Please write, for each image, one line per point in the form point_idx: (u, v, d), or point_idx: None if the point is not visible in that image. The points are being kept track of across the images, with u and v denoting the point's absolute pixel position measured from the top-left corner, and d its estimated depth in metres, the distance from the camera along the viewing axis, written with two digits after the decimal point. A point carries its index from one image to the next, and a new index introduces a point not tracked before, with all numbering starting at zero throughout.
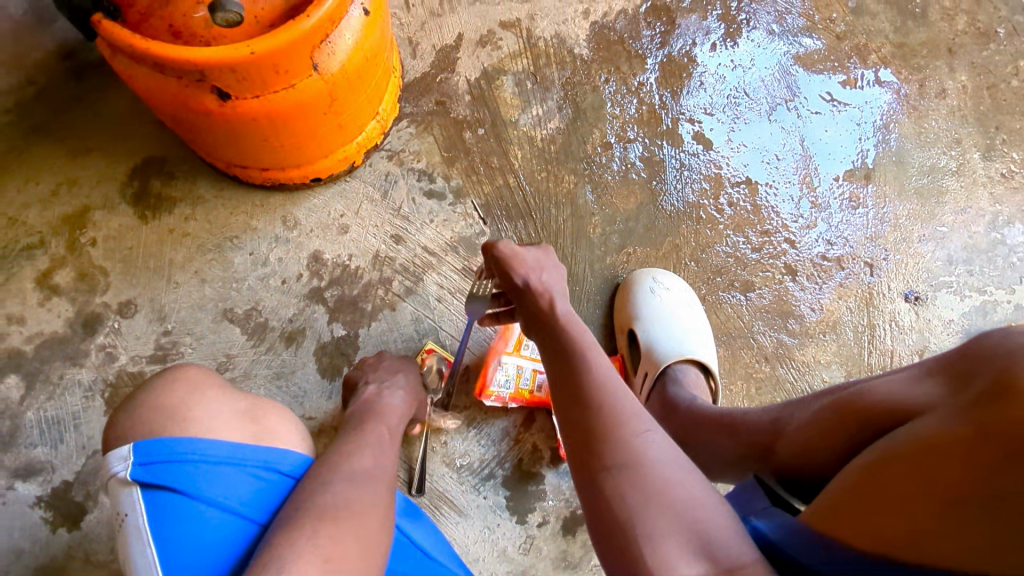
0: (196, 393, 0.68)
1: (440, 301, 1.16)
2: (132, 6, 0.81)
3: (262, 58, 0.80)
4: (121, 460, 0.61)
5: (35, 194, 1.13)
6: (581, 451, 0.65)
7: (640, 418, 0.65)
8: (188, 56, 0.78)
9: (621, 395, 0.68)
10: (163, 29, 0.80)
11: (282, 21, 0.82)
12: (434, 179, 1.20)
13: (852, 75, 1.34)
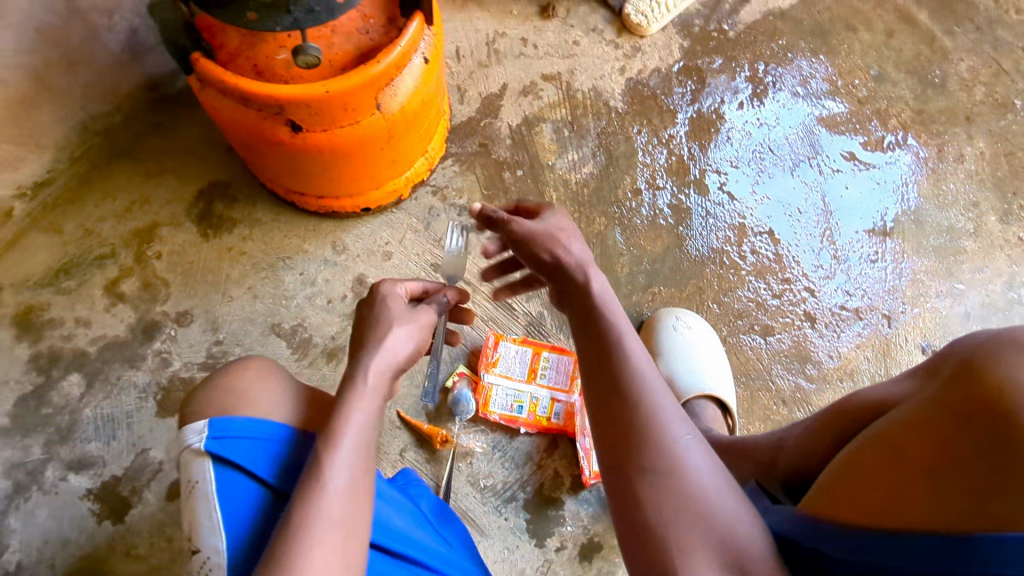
0: (265, 382, 0.73)
1: (473, 328, 1.23)
2: (222, 47, 0.90)
3: (334, 96, 0.90)
4: (197, 432, 0.66)
5: (111, 209, 1.24)
6: (618, 451, 0.63)
7: (677, 420, 0.64)
8: (270, 92, 0.88)
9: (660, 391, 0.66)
10: (248, 68, 0.90)
11: (353, 65, 0.92)
12: (474, 215, 1.29)
13: (872, 138, 1.41)
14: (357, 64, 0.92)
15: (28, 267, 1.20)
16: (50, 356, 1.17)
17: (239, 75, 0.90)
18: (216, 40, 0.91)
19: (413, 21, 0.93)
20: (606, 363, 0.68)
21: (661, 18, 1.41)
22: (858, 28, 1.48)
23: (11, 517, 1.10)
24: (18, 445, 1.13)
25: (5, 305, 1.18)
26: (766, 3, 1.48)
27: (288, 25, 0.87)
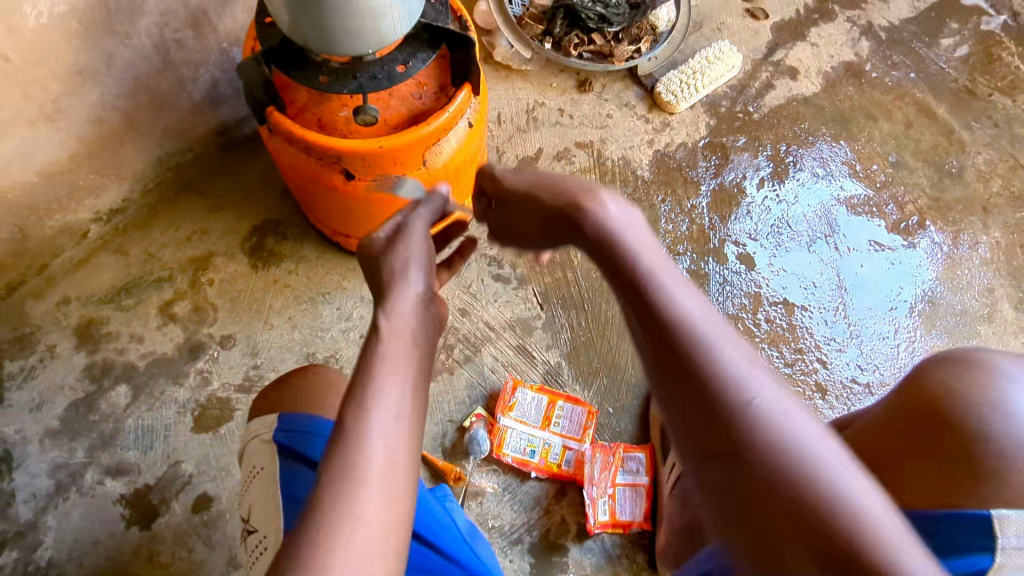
0: (330, 390, 0.90)
1: (493, 373, 1.29)
2: (293, 102, 1.02)
3: (386, 151, 1.00)
4: (269, 425, 0.82)
5: (173, 237, 1.36)
6: (687, 438, 0.47)
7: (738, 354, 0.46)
8: (331, 144, 0.99)
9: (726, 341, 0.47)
10: (313, 121, 1.01)
11: (405, 125, 1.03)
12: (502, 266, 1.37)
13: (888, 221, 1.47)
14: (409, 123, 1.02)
15: (94, 284, 1.32)
16: (103, 366, 1.27)
17: (305, 127, 1.01)
18: (289, 96, 1.03)
19: (462, 90, 1.03)
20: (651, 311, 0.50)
21: (690, 97, 1.52)
22: (878, 117, 1.56)
23: (50, 514, 1.18)
24: (64, 447, 1.22)
25: (69, 317, 1.30)
26: (791, 90, 1.58)
27: (353, 88, 0.98)
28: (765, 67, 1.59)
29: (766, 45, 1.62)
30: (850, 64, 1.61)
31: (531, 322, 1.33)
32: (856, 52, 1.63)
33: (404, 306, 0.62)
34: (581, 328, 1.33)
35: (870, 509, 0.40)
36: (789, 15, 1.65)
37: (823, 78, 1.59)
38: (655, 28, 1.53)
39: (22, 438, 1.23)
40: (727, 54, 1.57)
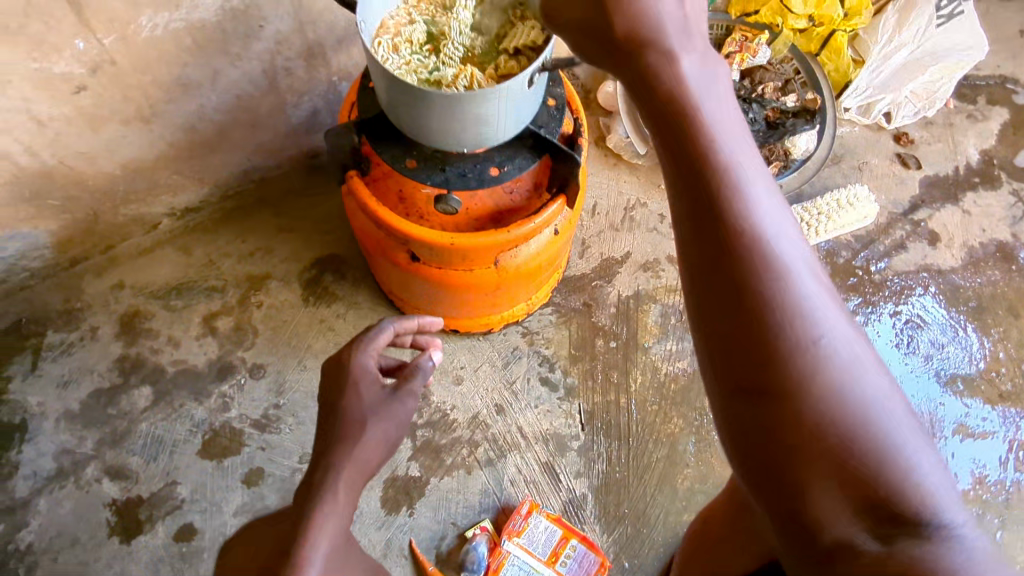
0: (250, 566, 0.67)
1: (512, 484, 1.20)
2: (379, 165, 0.94)
3: (459, 249, 0.93)
4: None
5: (237, 249, 1.34)
6: (737, 379, 0.53)
7: (771, 224, 0.54)
8: (403, 227, 0.91)
9: (786, 243, 0.53)
10: (394, 192, 0.93)
11: (487, 221, 0.94)
12: (554, 369, 1.27)
13: (1004, 437, 1.27)
14: (489, 223, 0.94)
15: (151, 276, 1.31)
16: (135, 362, 1.26)
17: (383, 198, 0.94)
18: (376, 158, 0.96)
19: (555, 202, 0.95)
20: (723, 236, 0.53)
21: (807, 238, 1.37)
22: (1019, 314, 1.37)
23: (43, 497, 1.17)
24: (75, 432, 1.21)
25: (119, 303, 1.29)
26: (925, 257, 1.40)
27: (438, 181, 0.89)
28: (901, 224, 1.42)
29: (910, 199, 1.45)
30: (1002, 244, 1.42)
31: (567, 441, 1.23)
32: (1013, 232, 1.43)
33: (340, 490, 0.64)
34: (619, 464, 1.22)
35: (885, 395, 0.51)
36: (944, 171, 1.48)
37: (966, 253, 1.41)
38: (789, 154, 1.38)
39: (41, 412, 1.23)
40: (863, 203, 1.39)
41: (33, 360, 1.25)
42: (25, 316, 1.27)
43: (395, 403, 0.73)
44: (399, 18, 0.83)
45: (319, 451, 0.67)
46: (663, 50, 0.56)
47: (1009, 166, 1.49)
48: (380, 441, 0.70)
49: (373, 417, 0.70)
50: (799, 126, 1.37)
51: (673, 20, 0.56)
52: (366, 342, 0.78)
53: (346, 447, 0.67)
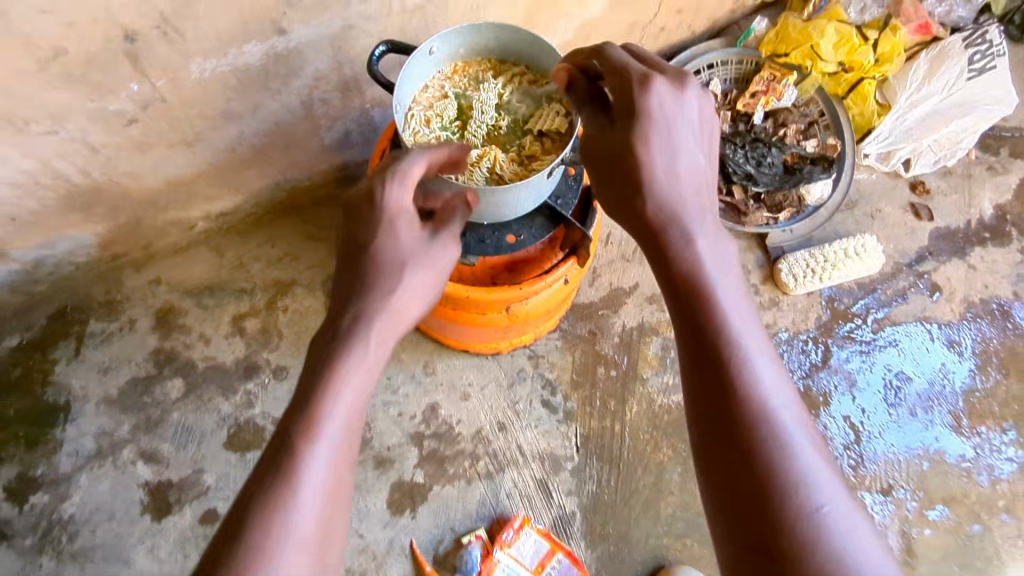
0: None
1: (508, 497, 1.30)
2: None
3: (472, 301, 1.00)
4: None
5: (266, 253, 1.42)
6: (731, 526, 0.56)
7: (767, 376, 0.59)
8: None
9: (772, 374, 0.59)
10: None
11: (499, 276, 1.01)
12: (555, 393, 1.36)
13: (975, 490, 1.34)
14: (501, 278, 1.02)
15: (185, 274, 1.40)
16: (168, 355, 1.36)
17: None
18: None
19: (564, 262, 1.01)
20: (724, 385, 0.59)
21: (810, 285, 1.41)
22: (1006, 373, 1.42)
23: (84, 474, 1.30)
24: (113, 417, 1.33)
25: (155, 298, 1.38)
26: (923, 310, 1.45)
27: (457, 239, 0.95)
28: (905, 275, 1.46)
29: (917, 251, 1.48)
30: (1002, 302, 1.46)
31: (562, 461, 1.33)
32: (1015, 290, 1.47)
33: (374, 333, 0.68)
34: (608, 486, 1.32)
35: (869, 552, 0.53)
36: (956, 224, 1.50)
37: (965, 309, 1.45)
38: (802, 200, 1.42)
39: (83, 395, 1.34)
40: (870, 253, 1.43)
41: (76, 346, 1.36)
42: (70, 305, 1.37)
43: (433, 248, 0.77)
44: (430, 92, 0.89)
45: (355, 292, 0.71)
46: (675, 209, 0.66)
47: (1021, 223, 1.51)
48: (415, 287, 0.74)
49: (409, 261, 0.74)
50: (815, 174, 1.41)
51: (684, 181, 0.67)
52: (397, 169, 0.77)
53: (381, 295, 0.71)
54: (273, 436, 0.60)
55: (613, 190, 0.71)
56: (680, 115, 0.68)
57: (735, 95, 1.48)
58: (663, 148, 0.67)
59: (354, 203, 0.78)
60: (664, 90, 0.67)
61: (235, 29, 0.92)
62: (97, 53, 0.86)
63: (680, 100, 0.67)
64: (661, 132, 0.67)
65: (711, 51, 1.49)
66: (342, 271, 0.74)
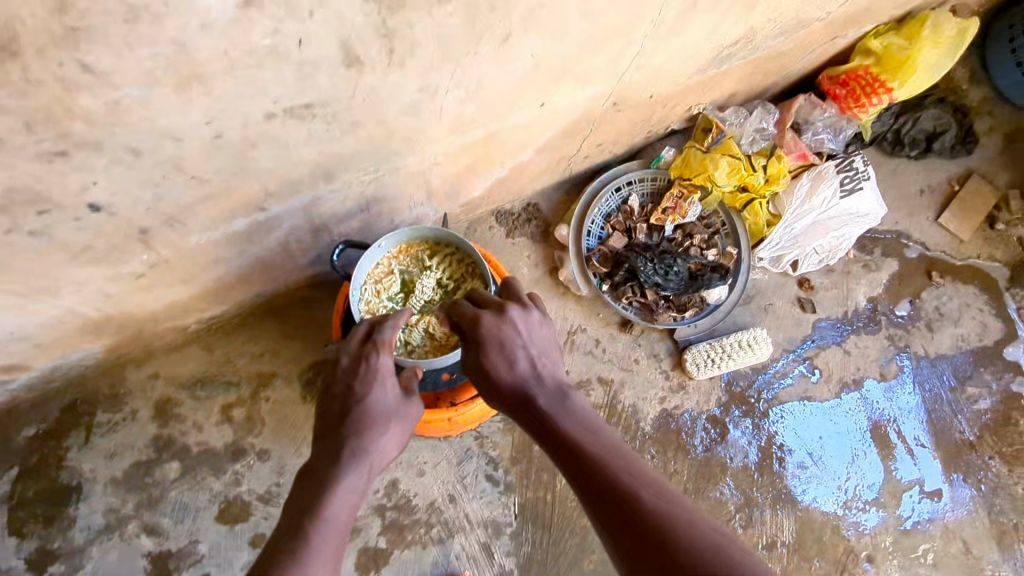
0: None
1: (457, 558, 1.58)
2: None
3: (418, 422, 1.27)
4: None
5: (250, 350, 1.65)
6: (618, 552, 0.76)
7: (599, 443, 0.88)
8: None
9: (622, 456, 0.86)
10: None
11: (437, 401, 1.27)
12: (497, 469, 1.63)
13: (842, 543, 1.64)
14: (445, 401, 1.27)
15: (179, 370, 1.63)
16: (166, 441, 1.59)
17: None
18: None
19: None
20: (578, 463, 0.86)
21: (711, 372, 1.69)
22: (872, 444, 1.71)
23: (95, 546, 1.53)
24: (120, 496, 1.56)
25: (154, 391, 1.61)
26: (805, 390, 1.73)
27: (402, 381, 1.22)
28: (792, 361, 1.74)
29: (802, 339, 1.75)
30: (871, 382, 1.75)
31: (502, 526, 1.60)
32: (881, 371, 1.75)
33: (363, 465, 0.97)
34: (541, 546, 1.60)
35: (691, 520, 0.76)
36: (836, 314, 1.78)
37: (840, 388, 1.74)
38: (703, 301, 1.69)
39: (92, 477, 1.56)
40: (760, 344, 1.71)
41: (84, 435, 1.58)
42: (79, 398, 1.59)
43: (410, 406, 1.07)
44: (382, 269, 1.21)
45: (350, 432, 0.99)
46: (529, 386, 0.97)
47: (890, 313, 1.79)
48: (395, 435, 1.03)
49: (393, 414, 1.04)
50: (714, 281, 1.67)
51: (522, 357, 0.99)
52: (385, 342, 1.08)
53: (371, 439, 1.00)
54: (286, 531, 0.86)
55: (486, 384, 1.01)
56: (508, 327, 1.02)
57: (650, 208, 1.74)
58: (499, 343, 1.00)
59: (353, 363, 1.07)
60: (490, 316, 1.02)
61: (225, 215, 1.14)
62: (116, 244, 1.08)
63: (509, 317, 1.02)
64: (506, 341, 1.00)
65: (630, 171, 1.75)
66: (339, 414, 1.02)
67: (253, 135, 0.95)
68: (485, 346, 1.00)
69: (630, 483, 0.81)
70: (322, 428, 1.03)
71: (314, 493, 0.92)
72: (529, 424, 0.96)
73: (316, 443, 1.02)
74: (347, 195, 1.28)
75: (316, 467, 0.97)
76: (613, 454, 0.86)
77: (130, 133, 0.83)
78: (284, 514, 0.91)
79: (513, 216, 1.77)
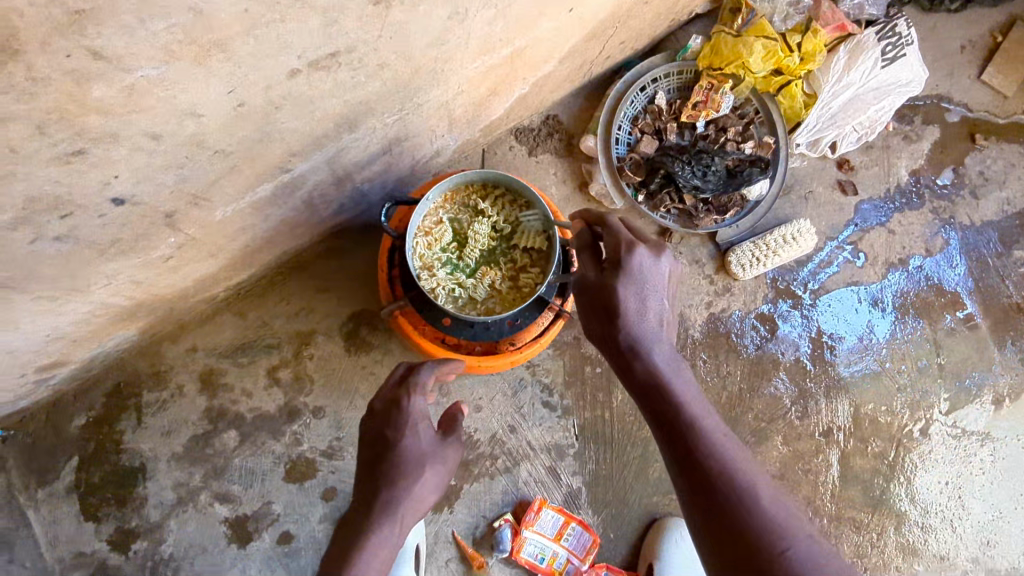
0: None
1: (525, 484, 1.60)
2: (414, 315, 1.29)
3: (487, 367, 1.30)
4: None
5: (284, 310, 1.60)
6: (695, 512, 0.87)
7: (705, 415, 0.94)
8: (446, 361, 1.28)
9: (737, 451, 0.90)
10: (432, 335, 1.29)
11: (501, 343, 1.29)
12: (552, 394, 1.63)
13: (897, 420, 1.68)
14: (505, 346, 1.29)
15: (216, 339, 1.58)
16: (219, 412, 1.57)
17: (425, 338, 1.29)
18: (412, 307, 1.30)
19: (552, 326, 1.32)
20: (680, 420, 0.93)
21: (756, 271, 1.65)
22: (920, 320, 1.71)
23: (173, 519, 1.55)
24: (185, 469, 1.56)
25: (195, 364, 1.57)
26: (852, 275, 1.70)
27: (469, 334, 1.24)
28: (836, 248, 1.70)
29: (845, 225, 1.71)
30: (917, 259, 1.72)
31: (565, 448, 1.62)
32: (927, 247, 1.72)
33: (397, 517, 1.02)
34: (605, 461, 1.63)
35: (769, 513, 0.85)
36: (878, 194, 1.72)
37: (886, 269, 1.71)
38: (744, 199, 1.62)
39: (154, 455, 1.55)
40: (804, 237, 1.66)
41: (136, 416, 1.55)
42: (123, 381, 1.55)
43: (444, 449, 1.12)
44: (431, 219, 1.22)
45: (384, 479, 1.05)
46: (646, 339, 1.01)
47: (933, 186, 1.73)
48: (430, 480, 1.07)
49: (426, 459, 1.08)
50: (754, 176, 1.59)
51: (651, 305, 1.02)
52: (418, 385, 1.16)
53: (405, 485, 1.05)
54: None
55: (601, 320, 1.05)
56: (655, 275, 1.04)
57: (679, 105, 1.63)
58: (635, 289, 1.02)
59: (387, 407, 1.15)
60: (643, 255, 1.03)
61: (250, 183, 1.05)
62: (143, 232, 0.99)
63: (654, 262, 1.04)
64: (642, 286, 1.02)
65: (654, 68, 1.62)
66: (376, 461, 1.09)
67: (277, 97, 0.85)
68: (617, 283, 1.02)
69: (723, 458, 0.88)
70: (362, 473, 1.10)
71: (351, 544, 0.98)
72: (629, 371, 1.01)
73: (357, 491, 1.08)
74: (370, 141, 1.18)
75: (354, 518, 1.03)
76: (715, 429, 0.92)
77: (150, 118, 0.73)
78: (326, 563, 0.98)
79: (534, 132, 1.65)
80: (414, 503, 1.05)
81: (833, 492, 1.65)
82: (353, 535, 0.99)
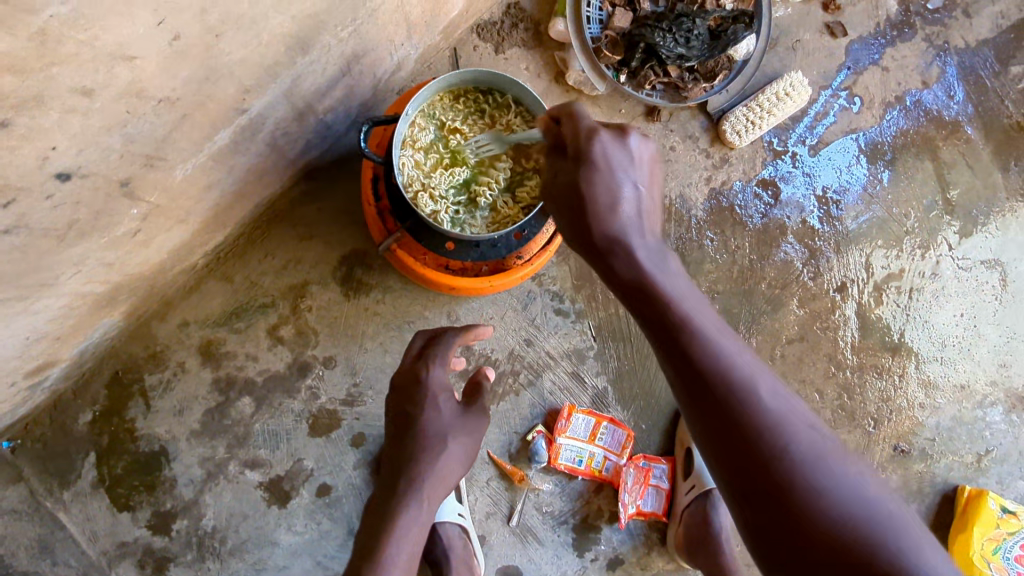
0: None
1: (551, 394, 1.58)
2: (414, 245, 1.25)
3: (496, 285, 1.26)
4: None
5: (271, 266, 1.52)
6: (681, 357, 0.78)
7: (683, 288, 0.84)
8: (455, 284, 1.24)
9: (713, 323, 0.81)
10: (436, 263, 1.25)
11: (507, 259, 1.26)
12: (564, 301, 1.60)
13: (912, 262, 1.65)
14: (513, 261, 1.27)
15: (207, 308, 1.50)
16: (227, 381, 1.51)
17: (427, 267, 1.25)
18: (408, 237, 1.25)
19: (557, 237, 1.29)
20: (656, 296, 0.83)
21: (752, 136, 1.57)
22: (924, 157, 1.66)
23: (206, 494, 1.49)
24: (207, 444, 1.50)
25: (192, 337, 1.50)
26: (850, 123, 1.64)
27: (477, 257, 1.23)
28: (831, 97, 1.63)
29: (838, 70, 1.63)
30: (914, 94, 1.65)
31: (585, 351, 1.60)
32: (923, 79, 1.65)
33: (422, 494, 1.01)
34: (625, 357, 1.62)
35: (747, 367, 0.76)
36: (867, 32, 1.64)
37: (884, 110, 1.65)
38: (731, 60, 1.51)
39: (172, 436, 1.49)
40: (797, 90, 1.58)
41: (144, 401, 1.48)
42: (120, 369, 1.48)
43: (464, 422, 1.13)
44: (413, 126, 1.20)
45: (410, 457, 1.05)
46: (629, 241, 0.85)
47: (923, 12, 1.66)
48: (455, 454, 1.08)
49: (448, 433, 1.09)
50: (740, 33, 1.47)
51: (626, 198, 0.86)
52: (437, 357, 1.18)
53: (430, 460, 1.05)
54: (358, 563, 0.91)
55: (571, 226, 0.89)
56: (623, 159, 0.87)
57: None
58: (607, 165, 0.86)
59: (407, 381, 1.17)
60: (612, 143, 0.87)
61: (204, 132, 0.94)
62: (102, 208, 0.89)
63: (619, 147, 0.87)
64: (614, 173, 0.86)
65: None
66: (400, 436, 1.10)
67: (215, 21, 0.77)
68: (588, 175, 0.86)
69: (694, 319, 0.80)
70: (387, 451, 1.11)
71: (379, 523, 0.96)
72: (610, 264, 0.86)
73: (382, 467, 1.09)
74: (328, 63, 1.06)
75: (378, 502, 1.02)
76: (690, 305, 0.82)
77: (74, 71, 0.66)
78: (358, 543, 0.97)
79: (497, 25, 1.51)
80: (440, 475, 1.05)
81: (854, 344, 1.63)
82: (383, 511, 0.98)
